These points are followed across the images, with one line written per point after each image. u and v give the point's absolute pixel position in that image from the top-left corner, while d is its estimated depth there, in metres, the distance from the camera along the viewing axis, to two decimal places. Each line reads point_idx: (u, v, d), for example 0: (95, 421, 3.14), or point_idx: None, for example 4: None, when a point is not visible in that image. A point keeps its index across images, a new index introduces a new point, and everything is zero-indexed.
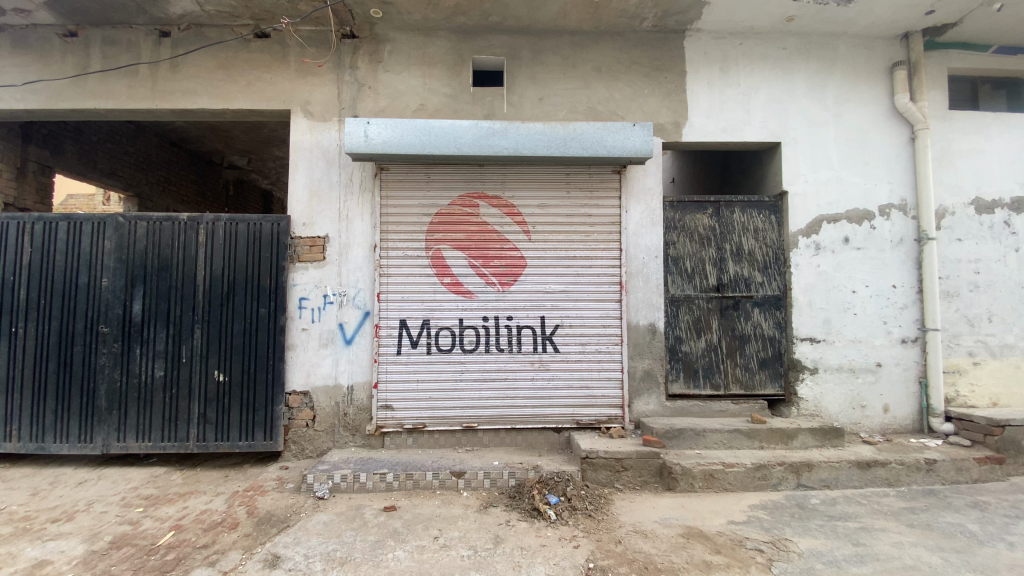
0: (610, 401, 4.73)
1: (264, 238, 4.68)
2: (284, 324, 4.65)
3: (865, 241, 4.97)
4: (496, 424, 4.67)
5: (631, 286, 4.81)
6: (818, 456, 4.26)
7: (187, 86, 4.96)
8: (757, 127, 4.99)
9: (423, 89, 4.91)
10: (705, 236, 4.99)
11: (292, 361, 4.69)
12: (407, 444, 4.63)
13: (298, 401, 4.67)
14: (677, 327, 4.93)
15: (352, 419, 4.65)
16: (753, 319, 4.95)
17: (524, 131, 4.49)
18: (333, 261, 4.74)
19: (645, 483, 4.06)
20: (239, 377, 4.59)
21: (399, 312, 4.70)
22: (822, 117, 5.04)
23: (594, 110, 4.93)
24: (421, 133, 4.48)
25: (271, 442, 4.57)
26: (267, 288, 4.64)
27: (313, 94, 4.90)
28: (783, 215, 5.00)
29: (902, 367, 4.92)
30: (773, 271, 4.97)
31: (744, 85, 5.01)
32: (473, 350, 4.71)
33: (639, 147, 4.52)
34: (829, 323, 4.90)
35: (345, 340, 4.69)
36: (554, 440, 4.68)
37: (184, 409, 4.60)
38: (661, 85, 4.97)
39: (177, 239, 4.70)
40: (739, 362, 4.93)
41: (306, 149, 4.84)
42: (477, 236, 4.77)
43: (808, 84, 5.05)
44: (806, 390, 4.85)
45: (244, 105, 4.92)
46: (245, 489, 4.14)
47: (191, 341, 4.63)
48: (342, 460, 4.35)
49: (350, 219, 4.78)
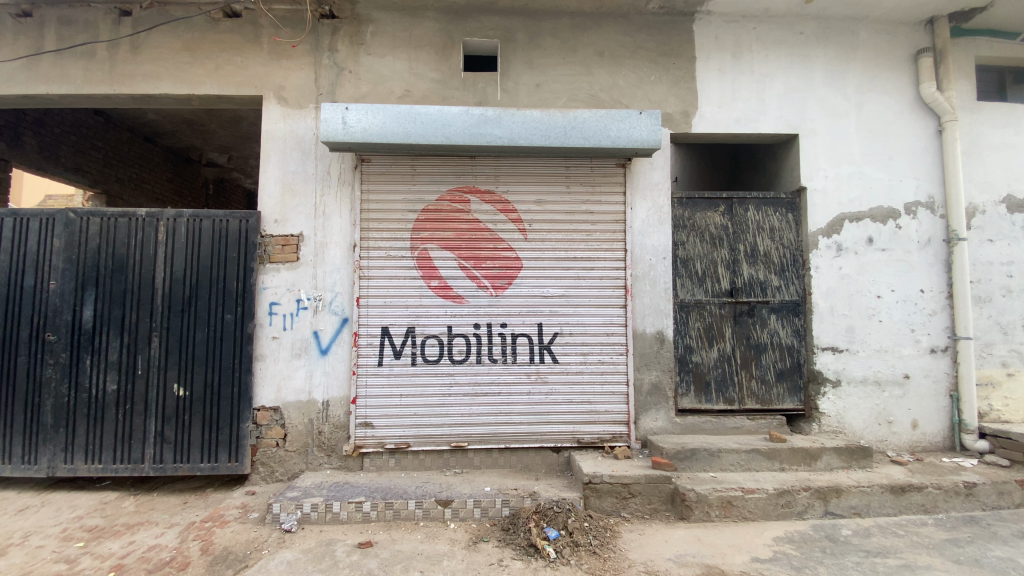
0: (614, 418, 4.28)
1: (231, 236, 4.23)
2: (253, 332, 4.18)
3: (891, 242, 4.56)
4: (489, 443, 4.21)
5: (636, 291, 4.38)
6: (846, 479, 3.83)
7: (149, 70, 4.50)
8: (773, 118, 4.59)
9: (409, 74, 4.48)
10: (717, 235, 4.56)
11: (261, 373, 4.21)
12: (389, 466, 4.16)
13: (267, 418, 4.19)
14: (687, 336, 4.49)
15: (327, 438, 4.18)
16: (769, 326, 4.52)
17: (519, 119, 4.07)
18: (308, 262, 4.28)
19: (655, 511, 3.62)
20: (201, 391, 4.12)
21: (381, 319, 4.24)
22: (843, 108, 4.64)
23: (596, 97, 4.52)
24: (405, 120, 4.04)
25: (237, 464, 4.10)
26: (233, 292, 4.18)
27: (287, 79, 4.46)
28: (800, 213, 4.59)
29: (932, 380, 4.51)
30: (791, 274, 4.55)
31: (759, 72, 4.61)
32: (463, 361, 4.25)
33: (646, 137, 4.09)
34: (852, 332, 4.47)
35: (320, 350, 4.22)
36: (553, 461, 4.22)
37: (140, 427, 4.12)
38: (669, 72, 4.56)
39: (133, 237, 4.23)
40: (755, 374, 4.49)
41: (279, 138, 4.39)
42: (467, 235, 4.33)
43: (827, 73, 4.66)
44: (828, 404, 4.41)
45: (211, 91, 4.47)
46: (203, 520, 3.65)
47: (148, 350, 4.16)
48: (315, 485, 3.87)
49: (327, 215, 4.32)
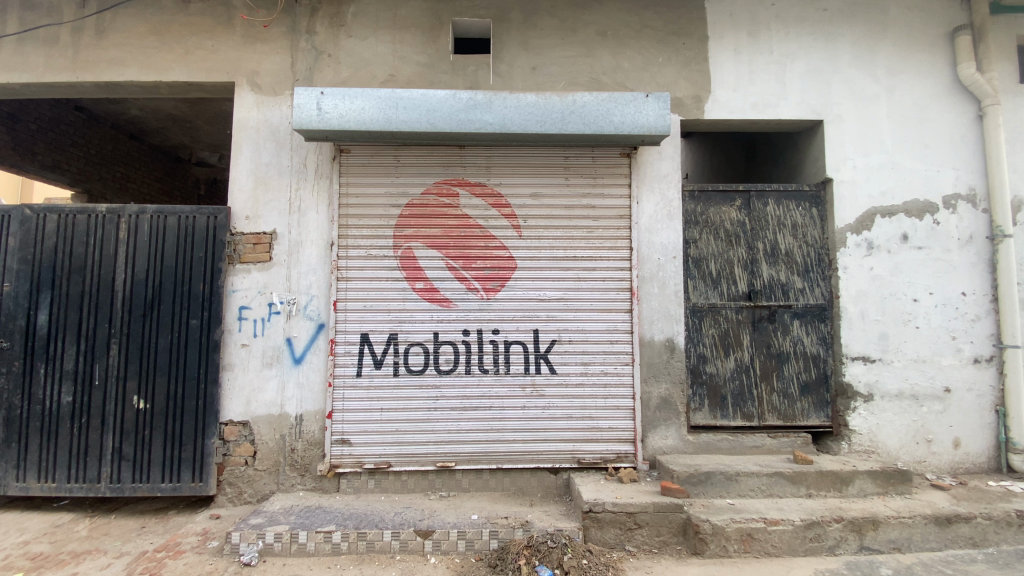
0: (619, 435, 3.85)
1: (198, 234, 3.87)
2: (220, 339, 3.81)
3: (928, 239, 4.09)
4: (479, 463, 3.79)
5: (643, 294, 3.95)
6: (883, 508, 3.37)
7: (115, 55, 4.18)
8: (794, 103, 4.15)
9: (394, 57, 4.11)
10: (733, 233, 4.11)
11: (229, 384, 3.83)
12: (367, 488, 3.76)
13: (235, 434, 3.79)
14: (700, 344, 4.02)
15: (300, 457, 3.78)
16: (792, 334, 4.05)
17: (512, 103, 3.68)
18: (281, 262, 3.91)
19: (665, 545, 3.18)
20: (162, 404, 3.76)
21: (360, 326, 3.85)
22: (871, 93, 4.20)
23: (598, 81, 4.11)
24: (385, 105, 3.66)
25: (201, 485, 3.73)
26: (199, 295, 3.82)
27: (261, 64, 4.11)
28: (826, 208, 4.14)
29: (975, 394, 4.01)
30: (816, 275, 4.09)
31: (778, 53, 4.18)
32: (451, 371, 3.84)
33: (653, 122, 3.68)
34: (885, 340, 4.00)
35: (293, 359, 3.84)
36: (550, 484, 3.79)
37: (96, 443, 3.76)
38: (678, 53, 4.14)
39: (92, 235, 3.89)
40: (777, 387, 4.01)
41: (252, 128, 4.04)
42: (455, 232, 3.93)
43: (854, 54, 4.22)
44: (859, 421, 3.94)
45: (180, 77, 4.13)
46: (156, 550, 3.27)
47: (106, 358, 3.80)
48: (283, 509, 3.48)
49: (303, 211, 3.95)
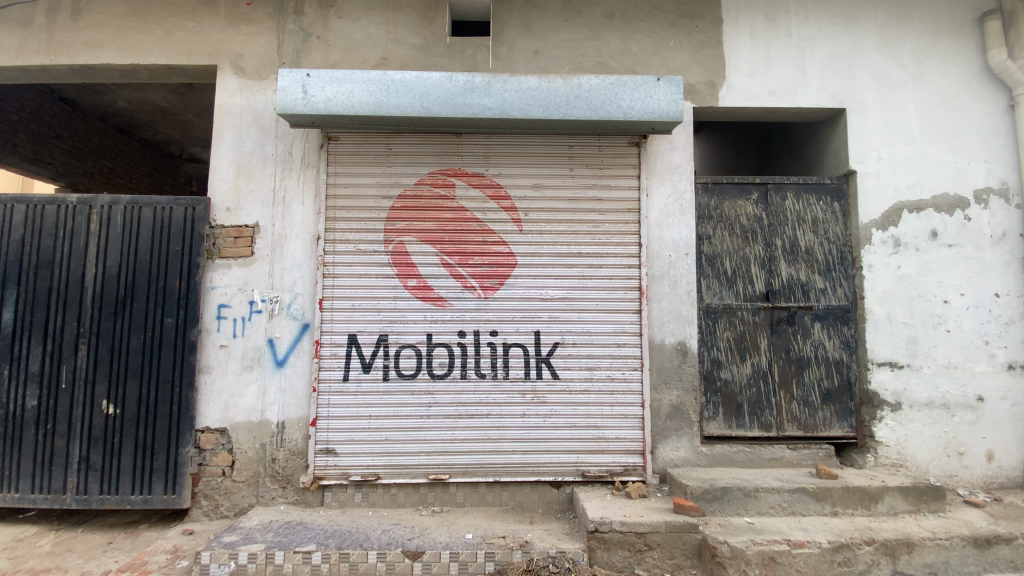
0: (628, 447, 3.57)
1: (175, 226, 3.60)
2: (196, 340, 3.53)
3: (958, 236, 3.81)
4: (475, 475, 3.51)
5: (653, 294, 3.67)
6: (916, 529, 3.07)
7: (91, 37, 3.93)
8: (815, 90, 3.88)
9: (387, 40, 3.85)
10: (750, 228, 3.83)
11: (205, 388, 3.54)
12: (354, 502, 3.48)
13: (212, 441, 3.51)
14: (714, 348, 3.74)
15: (281, 467, 3.50)
16: (813, 337, 3.76)
17: (512, 86, 3.41)
18: (264, 257, 3.64)
19: (678, 568, 2.90)
20: (134, 409, 3.48)
21: (348, 326, 3.57)
22: (896, 80, 3.92)
23: (604, 66, 3.85)
24: (376, 88, 3.40)
25: (174, 497, 3.44)
26: (175, 292, 3.55)
27: (246, 47, 3.86)
28: (848, 202, 3.86)
29: (1010, 403, 3.71)
30: (839, 274, 3.81)
31: (797, 37, 3.91)
32: (444, 376, 3.56)
33: (664, 108, 3.41)
34: (914, 344, 3.71)
35: (275, 362, 3.56)
36: (552, 499, 3.50)
37: (62, 452, 3.48)
38: (691, 36, 3.88)
39: (62, 228, 3.62)
40: (797, 395, 3.72)
41: (234, 114, 3.77)
42: (451, 226, 3.66)
43: (878, 38, 3.95)
44: (886, 432, 3.65)
45: (160, 61, 3.88)
46: (119, 570, 2.99)
47: (74, 360, 3.53)
48: (260, 526, 3.19)
49: (288, 203, 3.68)
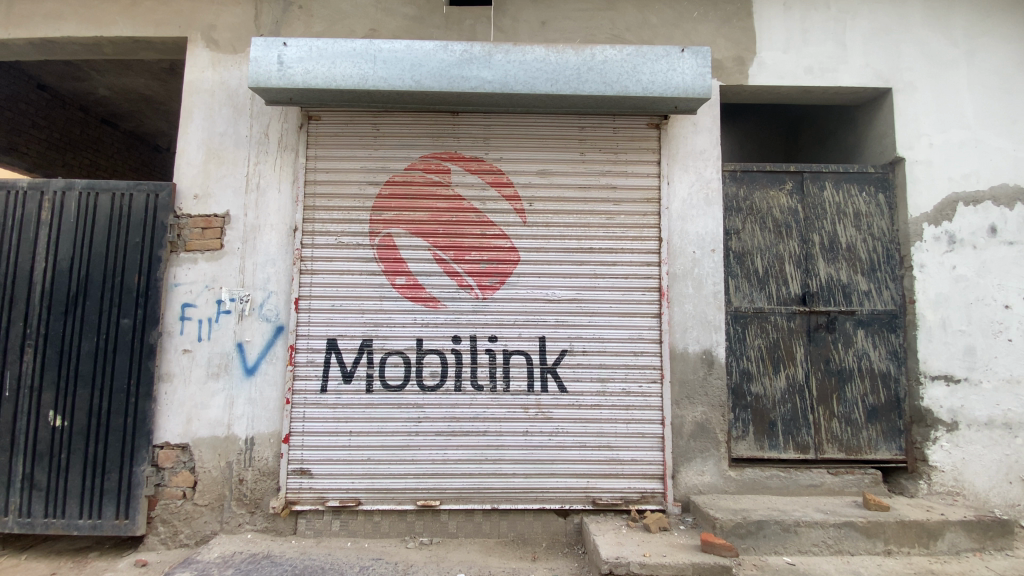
0: (645, 470, 3.13)
1: (135, 215, 3.20)
2: (156, 343, 3.12)
3: (1021, 232, 3.34)
4: (470, 502, 3.07)
5: (675, 295, 3.23)
6: (985, 572, 2.62)
7: (51, 8, 3.54)
8: (857, 68, 3.45)
9: (377, 9, 3.45)
10: (783, 222, 3.39)
11: (165, 399, 3.13)
12: (331, 531, 3.05)
13: (171, 459, 3.09)
14: (744, 358, 3.30)
15: (249, 490, 3.07)
16: (856, 346, 3.32)
17: (515, 57, 2.99)
18: (234, 251, 3.23)
19: None
20: (83, 422, 3.08)
21: (327, 330, 3.15)
22: (948, 58, 3.47)
23: (620, 39, 3.43)
24: (361, 59, 2.99)
25: (126, 523, 3.02)
26: (133, 289, 3.14)
27: (220, 17, 3.47)
28: (894, 194, 3.42)
29: None
30: (884, 275, 3.36)
31: (836, 8, 3.48)
32: (436, 388, 3.14)
33: (689, 83, 2.99)
34: (971, 355, 3.26)
35: (244, 370, 3.14)
36: (558, 531, 3.06)
37: (3, 468, 3.06)
38: (717, 7, 3.46)
39: (9, 216, 3.22)
40: (838, 412, 3.27)
41: (206, 91, 3.38)
42: (445, 217, 3.25)
43: (927, 11, 3.50)
44: (940, 455, 3.19)
45: (125, 33, 3.49)
46: None
47: (17, 366, 3.12)
48: (221, 559, 2.78)
49: (262, 189, 3.28)
